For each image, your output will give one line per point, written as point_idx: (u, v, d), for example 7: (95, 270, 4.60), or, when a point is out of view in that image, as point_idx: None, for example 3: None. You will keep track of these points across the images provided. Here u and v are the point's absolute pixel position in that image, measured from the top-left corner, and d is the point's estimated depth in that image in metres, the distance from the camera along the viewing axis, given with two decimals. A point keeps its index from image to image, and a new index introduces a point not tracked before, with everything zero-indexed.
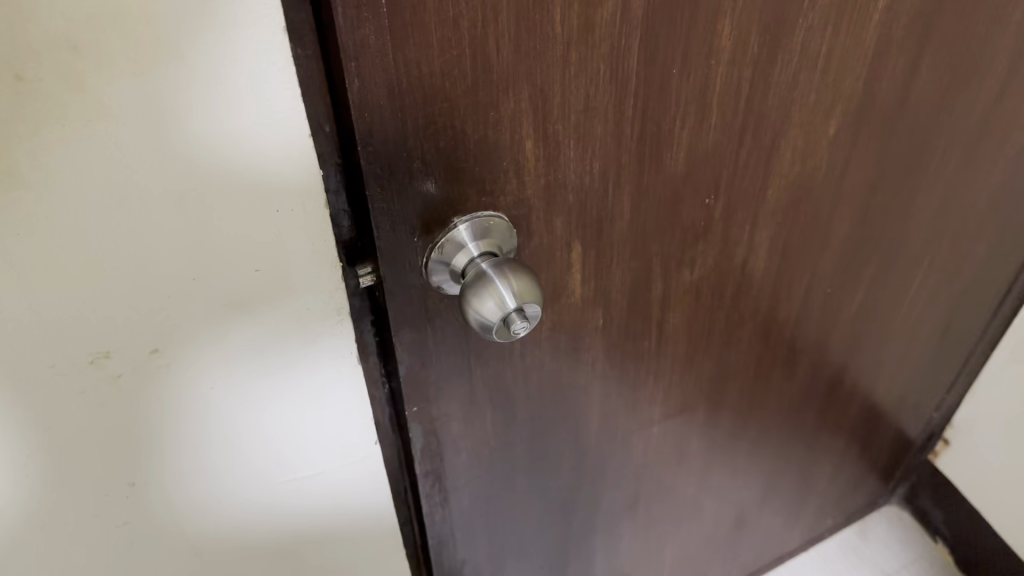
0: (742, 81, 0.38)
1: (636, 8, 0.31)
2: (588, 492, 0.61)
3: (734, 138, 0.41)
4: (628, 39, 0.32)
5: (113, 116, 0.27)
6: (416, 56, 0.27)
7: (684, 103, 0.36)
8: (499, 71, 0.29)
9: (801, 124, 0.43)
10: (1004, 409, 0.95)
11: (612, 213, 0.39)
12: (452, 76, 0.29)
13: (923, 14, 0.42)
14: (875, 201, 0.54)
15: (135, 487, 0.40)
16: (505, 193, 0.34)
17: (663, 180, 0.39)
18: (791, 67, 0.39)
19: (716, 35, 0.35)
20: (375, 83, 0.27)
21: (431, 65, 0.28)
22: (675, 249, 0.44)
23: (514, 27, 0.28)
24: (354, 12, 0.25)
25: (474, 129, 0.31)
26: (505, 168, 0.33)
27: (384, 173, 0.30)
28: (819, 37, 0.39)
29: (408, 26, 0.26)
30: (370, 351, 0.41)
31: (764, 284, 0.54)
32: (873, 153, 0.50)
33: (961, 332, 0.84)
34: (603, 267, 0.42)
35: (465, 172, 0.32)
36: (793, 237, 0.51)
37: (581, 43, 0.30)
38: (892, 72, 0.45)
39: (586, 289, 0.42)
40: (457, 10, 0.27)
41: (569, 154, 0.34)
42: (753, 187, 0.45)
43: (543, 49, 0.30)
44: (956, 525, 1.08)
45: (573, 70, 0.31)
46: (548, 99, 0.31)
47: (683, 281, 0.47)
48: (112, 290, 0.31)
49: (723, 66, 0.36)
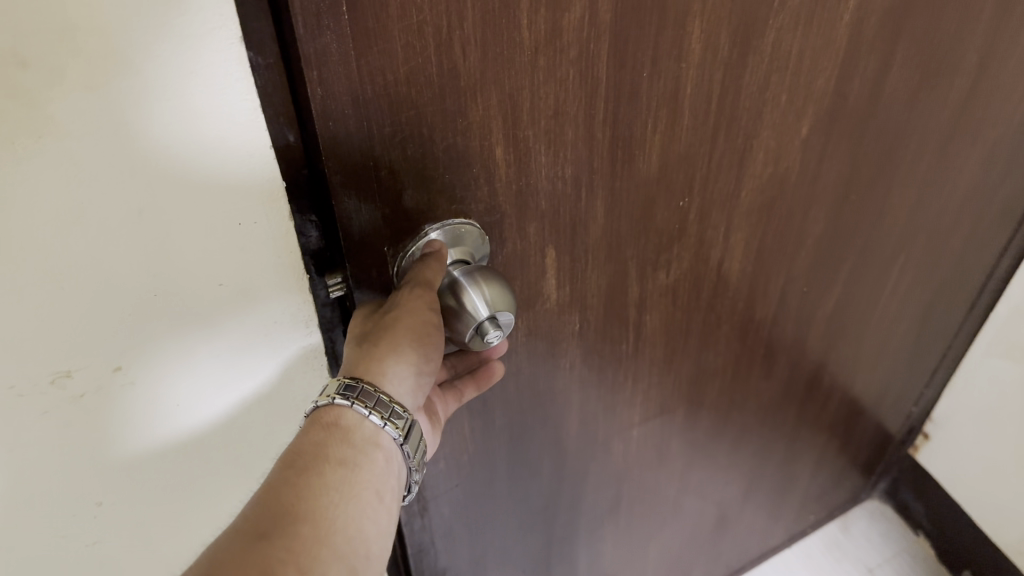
0: (713, 83, 0.38)
1: (603, 13, 0.31)
2: (569, 495, 0.61)
3: (706, 140, 0.41)
4: (596, 44, 0.32)
5: (66, 134, 0.26)
6: (379, 64, 0.27)
7: (655, 107, 0.36)
8: (466, 77, 0.29)
9: (774, 125, 0.43)
10: (981, 402, 0.96)
11: (586, 218, 0.39)
12: (418, 84, 0.28)
13: (893, 14, 0.43)
14: (849, 200, 0.54)
15: (102, 505, 0.40)
16: (476, 200, 0.34)
17: (635, 184, 0.39)
18: (762, 68, 0.39)
19: (686, 38, 0.35)
20: (338, 92, 0.27)
21: (396, 73, 0.28)
22: (650, 252, 0.44)
23: (480, 34, 0.28)
24: (314, 22, 0.25)
25: (442, 136, 0.31)
26: (475, 176, 0.33)
27: (351, 182, 0.30)
28: (789, 39, 0.39)
29: (371, 35, 0.26)
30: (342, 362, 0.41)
31: (741, 285, 0.54)
32: (846, 151, 0.50)
33: (938, 327, 0.85)
34: (577, 272, 0.42)
35: (434, 179, 0.32)
36: (768, 237, 0.51)
37: (549, 48, 0.30)
38: (864, 72, 0.45)
39: (561, 294, 0.42)
40: (420, 17, 0.27)
41: (540, 159, 0.34)
42: (727, 189, 0.45)
43: (510, 55, 0.30)
44: (937, 518, 1.09)
45: (541, 76, 0.31)
46: (516, 105, 0.31)
47: (659, 283, 0.47)
48: (71, 310, 0.31)
49: (694, 69, 0.36)
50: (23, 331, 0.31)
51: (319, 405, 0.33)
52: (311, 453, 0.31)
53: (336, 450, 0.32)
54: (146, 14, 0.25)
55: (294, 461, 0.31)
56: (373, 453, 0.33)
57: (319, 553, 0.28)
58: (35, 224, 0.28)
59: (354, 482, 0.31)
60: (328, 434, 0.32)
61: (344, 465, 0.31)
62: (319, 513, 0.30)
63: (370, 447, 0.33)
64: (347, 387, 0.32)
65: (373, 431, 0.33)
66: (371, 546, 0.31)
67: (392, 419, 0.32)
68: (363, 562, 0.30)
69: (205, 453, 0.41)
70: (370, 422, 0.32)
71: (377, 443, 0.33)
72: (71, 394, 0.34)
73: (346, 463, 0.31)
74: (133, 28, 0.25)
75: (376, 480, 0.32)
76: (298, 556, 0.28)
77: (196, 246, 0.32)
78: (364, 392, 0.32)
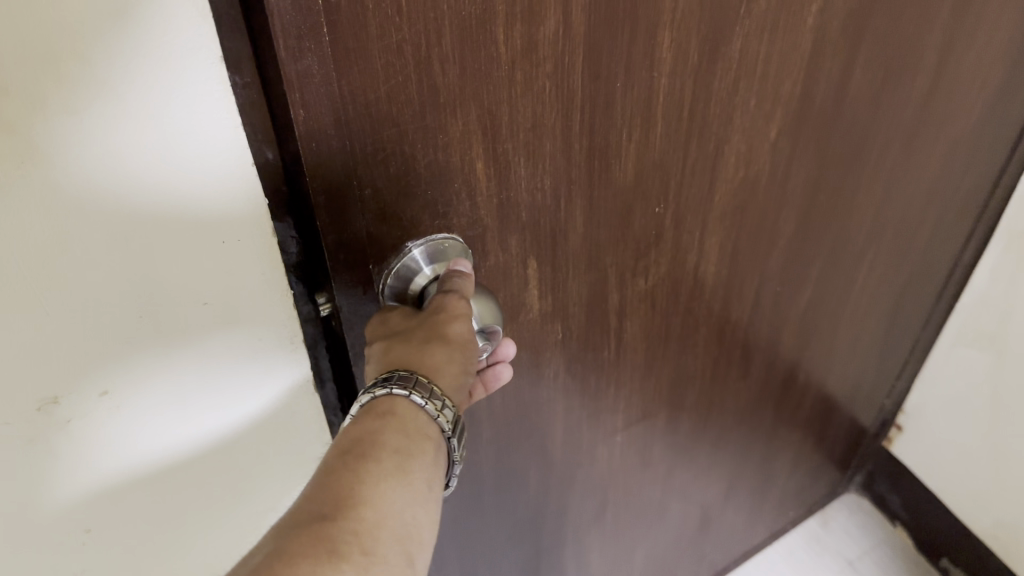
0: (685, 90, 0.38)
1: (577, 26, 0.31)
2: (556, 503, 0.61)
3: (680, 146, 0.41)
4: (570, 57, 0.32)
5: (48, 159, 0.26)
6: (360, 83, 0.27)
7: (630, 116, 0.37)
8: (446, 93, 0.29)
9: (743, 129, 0.44)
10: (952, 392, 0.98)
11: (566, 227, 0.39)
12: (399, 101, 0.28)
13: (855, 17, 0.44)
14: (818, 200, 0.55)
15: (89, 532, 0.39)
16: (458, 215, 0.34)
17: (612, 192, 0.40)
18: (731, 74, 0.40)
19: (657, 47, 0.35)
20: (320, 113, 0.27)
21: (377, 91, 0.28)
22: (629, 258, 0.45)
23: (459, 50, 0.28)
24: (295, 44, 0.25)
25: (424, 152, 0.31)
26: (456, 192, 0.33)
27: (335, 201, 0.30)
28: (756, 45, 0.40)
29: (351, 54, 0.26)
30: (326, 377, 0.41)
31: (717, 287, 0.54)
32: (814, 152, 0.51)
33: (907, 320, 0.86)
34: (559, 281, 0.42)
35: (416, 195, 0.32)
36: (742, 239, 0.52)
37: (525, 62, 0.31)
38: (828, 75, 0.46)
39: (543, 304, 0.42)
40: (400, 35, 0.27)
41: (519, 171, 0.34)
42: (701, 193, 0.45)
43: (488, 69, 0.30)
44: (913, 509, 1.10)
45: (519, 90, 0.31)
46: (495, 120, 0.32)
47: (639, 289, 0.48)
48: (55, 335, 0.31)
49: (665, 78, 0.37)
50: (6, 361, 0.30)
51: (367, 398, 0.31)
52: (368, 440, 0.30)
53: (392, 437, 0.30)
54: (128, 30, 0.25)
55: (353, 446, 0.29)
56: (424, 443, 0.31)
57: (381, 539, 0.28)
58: (18, 250, 0.28)
59: (412, 470, 0.30)
60: (381, 420, 0.30)
61: (399, 453, 0.30)
62: (381, 497, 0.28)
63: (423, 439, 0.31)
64: (402, 377, 0.31)
65: (424, 422, 0.31)
66: (424, 537, 0.30)
67: (444, 413, 0.31)
68: (418, 552, 0.29)
69: (191, 476, 0.41)
70: (423, 412, 0.31)
71: (426, 435, 0.31)
72: (56, 427, 0.34)
73: (401, 451, 0.30)
74: (114, 50, 0.25)
75: (429, 471, 0.31)
76: (361, 537, 0.27)
77: (181, 266, 0.31)
78: (419, 382, 0.31)
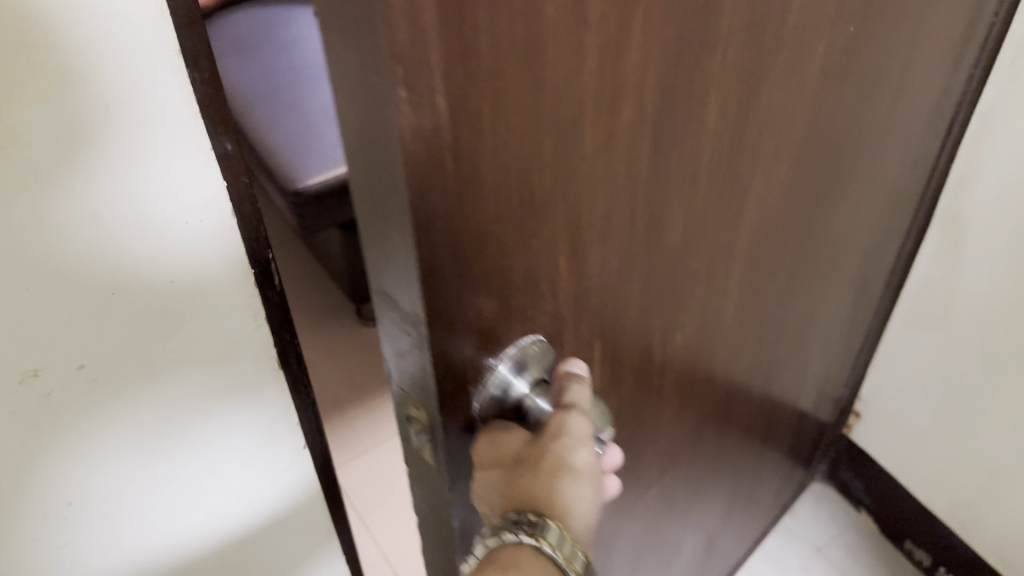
0: (722, 148, 0.41)
1: (643, 103, 0.34)
2: (601, 566, 0.60)
3: (716, 197, 0.44)
4: (634, 134, 0.35)
5: None
6: (478, 190, 0.30)
7: (678, 178, 0.40)
8: (540, 186, 0.32)
9: (765, 174, 0.47)
10: (906, 374, 1.04)
11: (619, 293, 0.42)
12: (503, 202, 0.31)
13: (848, 52, 0.47)
14: (812, 226, 0.58)
15: None
16: (538, 301, 0.37)
17: (659, 253, 0.43)
18: (757, 127, 0.43)
19: (704, 113, 0.38)
20: (442, 219, 0.29)
21: (488, 194, 0.30)
22: (669, 308, 0.47)
23: (551, 148, 0.32)
24: (432, 158, 0.27)
25: (515, 244, 0.33)
26: (538, 277, 0.36)
27: (442, 305, 0.32)
28: (778, 94, 0.43)
29: (473, 164, 0.29)
30: (404, 410, 0.39)
31: (735, 324, 0.56)
32: (814, 180, 0.54)
33: (863, 317, 0.91)
34: (611, 343, 0.44)
35: (506, 287, 0.35)
36: (757, 275, 0.55)
37: (601, 148, 0.34)
38: (828, 108, 0.49)
39: (603, 362, 0.45)
40: (507, 140, 0.29)
41: (589, 246, 0.38)
42: (728, 239, 0.48)
43: (572, 156, 0.33)
44: (877, 495, 1.16)
45: (596, 171, 0.35)
46: (574, 202, 0.35)
47: (678, 335, 0.50)
48: None
49: (708, 141, 0.40)
50: None
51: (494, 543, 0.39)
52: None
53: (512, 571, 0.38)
54: None
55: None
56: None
57: None
58: None
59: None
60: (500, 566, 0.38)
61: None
62: None
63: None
64: (517, 524, 0.39)
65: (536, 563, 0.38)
66: None
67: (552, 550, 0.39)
68: None
69: None
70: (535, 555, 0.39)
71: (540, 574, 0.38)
72: None
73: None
74: None
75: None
76: None
77: None
78: (531, 527, 0.39)
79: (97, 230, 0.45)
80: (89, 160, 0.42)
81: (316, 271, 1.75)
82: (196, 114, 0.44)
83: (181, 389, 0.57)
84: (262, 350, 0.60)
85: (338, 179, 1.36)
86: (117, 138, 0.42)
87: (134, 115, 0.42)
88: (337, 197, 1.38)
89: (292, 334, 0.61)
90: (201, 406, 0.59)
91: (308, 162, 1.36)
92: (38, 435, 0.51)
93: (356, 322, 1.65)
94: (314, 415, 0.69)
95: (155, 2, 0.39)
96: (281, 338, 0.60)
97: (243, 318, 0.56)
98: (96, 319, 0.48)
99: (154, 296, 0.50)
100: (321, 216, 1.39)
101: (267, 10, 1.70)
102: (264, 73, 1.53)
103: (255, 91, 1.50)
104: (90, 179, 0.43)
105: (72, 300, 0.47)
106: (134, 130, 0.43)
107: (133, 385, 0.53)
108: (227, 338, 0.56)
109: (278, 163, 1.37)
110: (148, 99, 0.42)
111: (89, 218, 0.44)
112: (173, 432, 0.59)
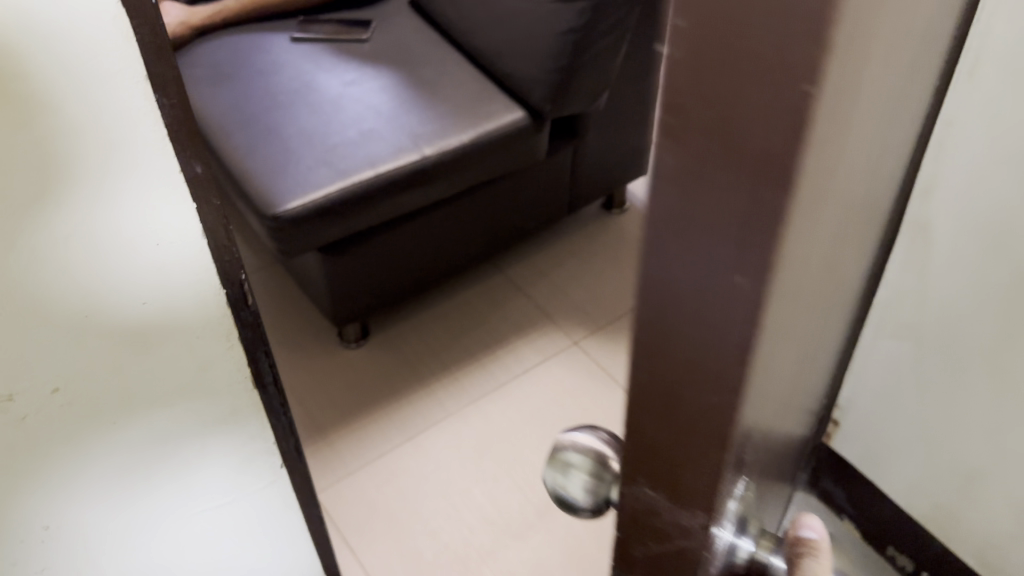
0: (851, 231, 0.43)
1: (845, 212, 0.35)
2: None
3: (835, 278, 0.45)
4: (831, 243, 0.36)
5: None
6: (775, 329, 0.30)
7: (832, 269, 0.41)
8: (796, 310, 0.33)
9: (855, 243, 0.48)
10: (879, 382, 1.05)
11: (784, 389, 0.43)
12: (779, 335, 0.32)
13: (911, 116, 0.49)
14: (854, 277, 0.60)
15: None
16: (762, 419, 0.38)
17: (807, 343, 0.44)
18: (865, 206, 0.45)
19: (856, 205, 0.40)
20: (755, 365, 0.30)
21: (777, 332, 0.31)
22: (793, 391, 0.48)
23: (808, 272, 0.32)
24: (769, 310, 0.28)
25: (771, 370, 0.34)
26: (767, 395, 0.37)
27: (731, 446, 0.33)
28: (881, 171, 0.45)
29: (781, 305, 0.29)
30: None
31: (809, 386, 0.57)
32: (867, 237, 0.56)
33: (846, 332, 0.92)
34: (772, 439, 0.45)
35: (757, 413, 0.35)
36: (826, 335, 0.56)
37: (820, 261, 0.35)
38: (891, 170, 0.51)
39: (764, 456, 0.45)
40: (798, 278, 0.30)
41: (789, 355, 0.38)
42: (829, 310, 0.49)
43: (811, 277, 0.34)
44: (862, 506, 1.16)
45: (813, 283, 0.36)
46: (797, 318, 0.36)
47: (790, 411, 0.51)
48: None
49: (849, 228, 0.41)
50: None
51: None
52: None
53: None
54: None
55: None
56: None
57: None
58: None
59: None
60: None
61: None
62: None
63: None
64: None
65: None
66: None
67: None
68: None
69: None
70: None
71: None
72: None
73: None
74: None
75: None
76: None
77: None
78: None
79: (73, 249, 0.47)
80: (65, 179, 0.45)
81: (297, 295, 1.75)
82: (164, 135, 0.47)
83: (155, 409, 0.58)
84: (236, 373, 0.61)
85: (317, 203, 1.36)
86: (89, 159, 0.45)
87: (105, 137, 0.45)
88: (317, 221, 1.38)
89: (267, 356, 0.62)
90: (177, 426, 0.60)
91: (286, 187, 1.37)
92: (15, 451, 0.53)
93: (338, 346, 1.65)
94: (292, 436, 0.70)
95: (122, 32, 0.43)
96: (255, 361, 0.61)
97: (216, 341, 0.58)
98: (69, 338, 0.50)
99: (125, 316, 0.52)
100: (300, 241, 1.39)
101: (243, 38, 1.71)
102: (241, 99, 1.54)
103: (233, 117, 1.51)
104: (65, 197, 0.46)
105: (47, 318, 0.49)
106: (106, 152, 0.46)
107: (108, 404, 0.55)
108: (200, 360, 0.58)
109: (257, 188, 1.38)
110: (117, 121, 0.45)
111: (66, 238, 0.47)
112: (149, 452, 0.60)
